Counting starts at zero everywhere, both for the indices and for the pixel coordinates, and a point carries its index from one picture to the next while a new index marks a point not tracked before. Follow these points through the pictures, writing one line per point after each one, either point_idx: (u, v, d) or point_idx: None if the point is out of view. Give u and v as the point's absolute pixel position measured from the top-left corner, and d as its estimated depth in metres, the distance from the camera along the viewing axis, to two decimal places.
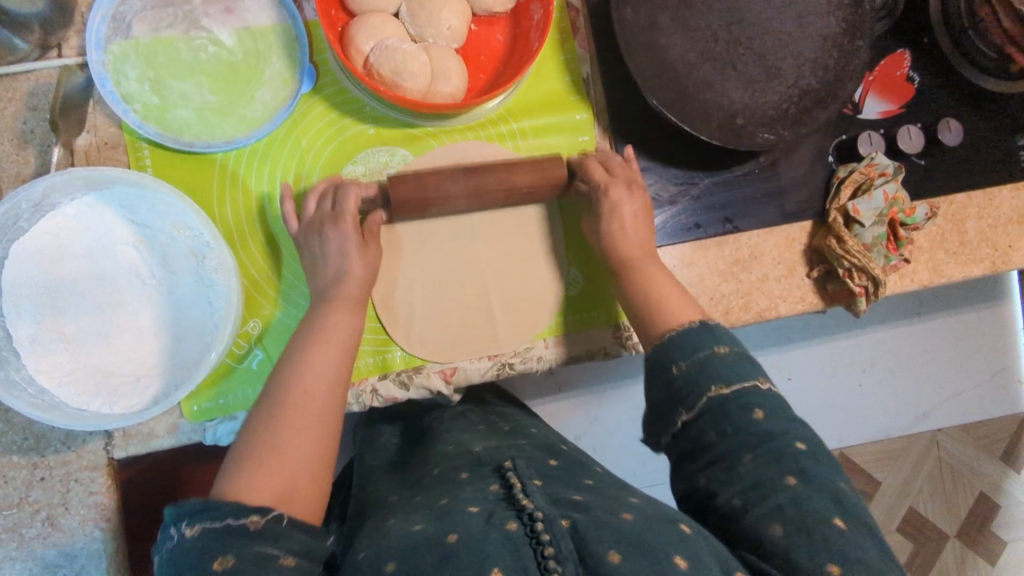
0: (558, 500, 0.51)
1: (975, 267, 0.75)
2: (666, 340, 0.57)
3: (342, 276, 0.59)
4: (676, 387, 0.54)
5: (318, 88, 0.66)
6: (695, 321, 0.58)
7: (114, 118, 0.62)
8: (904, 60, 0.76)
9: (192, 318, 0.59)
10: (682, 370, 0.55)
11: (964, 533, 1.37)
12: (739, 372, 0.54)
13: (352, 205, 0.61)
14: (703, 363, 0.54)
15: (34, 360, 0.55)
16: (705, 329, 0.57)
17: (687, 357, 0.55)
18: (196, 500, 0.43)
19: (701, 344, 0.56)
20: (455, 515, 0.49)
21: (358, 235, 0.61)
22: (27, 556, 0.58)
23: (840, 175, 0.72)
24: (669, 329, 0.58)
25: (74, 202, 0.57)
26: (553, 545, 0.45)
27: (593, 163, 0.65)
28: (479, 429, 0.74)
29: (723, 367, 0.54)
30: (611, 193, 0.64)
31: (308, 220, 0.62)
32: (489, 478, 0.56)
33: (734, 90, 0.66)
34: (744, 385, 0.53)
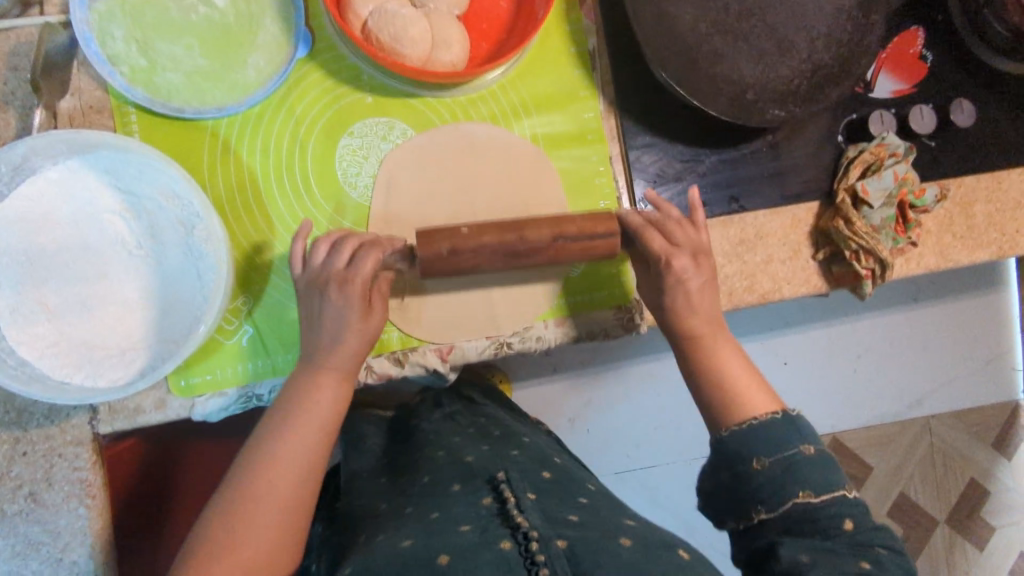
0: (553, 519, 0.50)
1: (982, 252, 0.74)
2: (750, 429, 0.55)
3: (334, 348, 0.56)
4: (757, 483, 0.52)
5: (314, 54, 0.63)
6: (778, 412, 0.56)
7: (100, 81, 0.60)
8: (915, 40, 0.74)
9: (181, 292, 0.57)
10: (763, 466, 0.53)
11: (954, 518, 1.32)
12: (824, 477, 0.52)
13: (368, 268, 0.57)
14: (788, 463, 0.52)
15: (16, 330, 0.53)
16: (789, 423, 0.54)
17: (770, 452, 0.53)
18: None
19: (786, 440, 0.54)
20: (446, 534, 0.49)
21: (362, 301, 0.57)
22: (9, 532, 0.56)
23: (850, 155, 0.71)
24: (748, 417, 0.56)
25: (57, 166, 0.54)
26: (548, 566, 0.44)
27: (653, 235, 0.60)
28: (470, 432, 0.73)
29: (808, 468, 0.52)
30: (674, 265, 0.60)
31: (309, 266, 0.58)
32: (482, 492, 0.55)
33: (746, 64, 0.64)
34: (832, 495, 0.52)
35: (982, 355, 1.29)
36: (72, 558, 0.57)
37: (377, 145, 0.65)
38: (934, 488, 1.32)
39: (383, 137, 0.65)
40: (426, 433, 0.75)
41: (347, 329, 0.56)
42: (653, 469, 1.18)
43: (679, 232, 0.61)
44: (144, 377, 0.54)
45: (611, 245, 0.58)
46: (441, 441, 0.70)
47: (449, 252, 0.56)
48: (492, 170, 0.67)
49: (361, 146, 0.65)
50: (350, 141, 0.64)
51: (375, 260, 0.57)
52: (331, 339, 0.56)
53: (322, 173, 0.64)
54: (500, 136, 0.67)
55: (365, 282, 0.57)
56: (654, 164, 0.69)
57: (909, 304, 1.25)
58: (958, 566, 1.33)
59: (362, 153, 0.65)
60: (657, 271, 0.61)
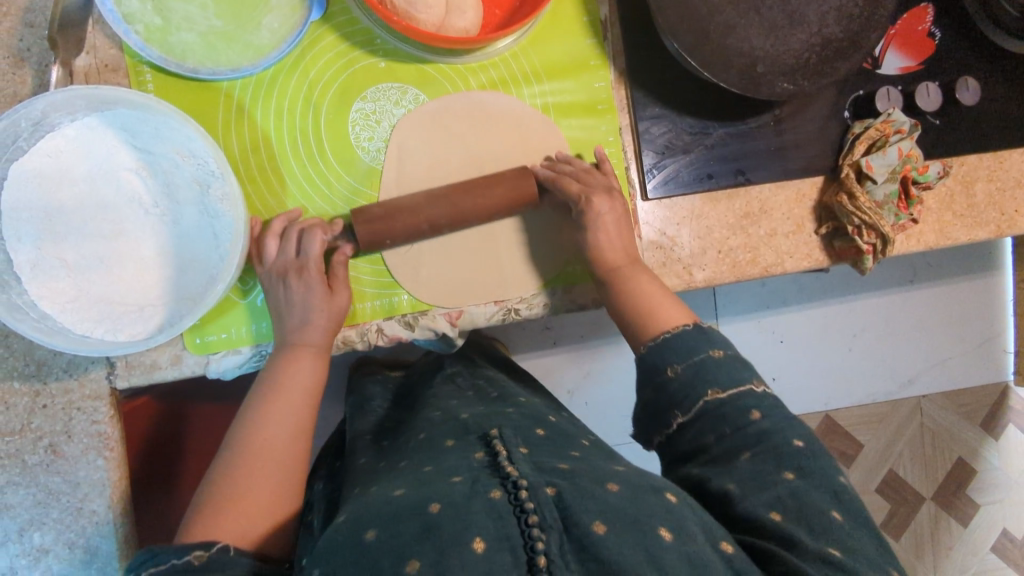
0: (543, 468, 0.51)
1: (981, 231, 0.75)
2: (662, 341, 0.58)
3: (307, 327, 0.59)
4: (672, 389, 0.56)
5: (329, 17, 0.64)
6: (691, 324, 0.59)
7: (115, 40, 0.60)
8: (925, 16, 0.75)
9: (197, 249, 0.58)
10: (677, 372, 0.56)
11: (940, 496, 1.36)
12: (733, 376, 0.56)
13: (318, 249, 0.60)
14: (698, 367, 0.56)
15: (35, 284, 0.54)
16: (700, 332, 0.58)
17: (682, 359, 0.56)
18: (142, 552, 0.46)
19: (696, 348, 0.57)
20: (438, 484, 0.49)
21: (323, 283, 0.60)
22: (31, 483, 0.57)
23: (856, 132, 0.71)
24: (664, 330, 0.59)
25: (75, 122, 0.55)
26: (537, 513, 0.45)
27: (568, 180, 0.65)
28: (467, 395, 0.75)
29: (716, 370, 0.56)
30: (592, 203, 0.64)
31: (268, 264, 0.61)
32: (474, 447, 0.56)
33: (757, 36, 0.64)
34: (739, 389, 0.55)
35: (975, 337, 1.31)
36: (91, 508, 0.58)
37: (389, 110, 0.66)
38: (922, 466, 1.35)
39: (396, 102, 0.66)
40: (428, 397, 0.77)
41: (313, 308, 0.59)
42: None
43: (594, 180, 0.66)
44: (164, 332, 0.56)
45: (530, 193, 0.64)
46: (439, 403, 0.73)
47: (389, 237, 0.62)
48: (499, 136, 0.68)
49: (374, 110, 0.65)
50: (363, 105, 0.65)
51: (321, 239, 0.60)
52: (300, 320, 0.59)
53: (335, 137, 0.64)
54: (510, 104, 0.68)
55: (319, 262, 0.60)
56: (663, 136, 0.70)
57: (905, 284, 1.27)
58: (941, 541, 1.36)
59: (375, 117, 0.65)
60: (580, 211, 0.64)
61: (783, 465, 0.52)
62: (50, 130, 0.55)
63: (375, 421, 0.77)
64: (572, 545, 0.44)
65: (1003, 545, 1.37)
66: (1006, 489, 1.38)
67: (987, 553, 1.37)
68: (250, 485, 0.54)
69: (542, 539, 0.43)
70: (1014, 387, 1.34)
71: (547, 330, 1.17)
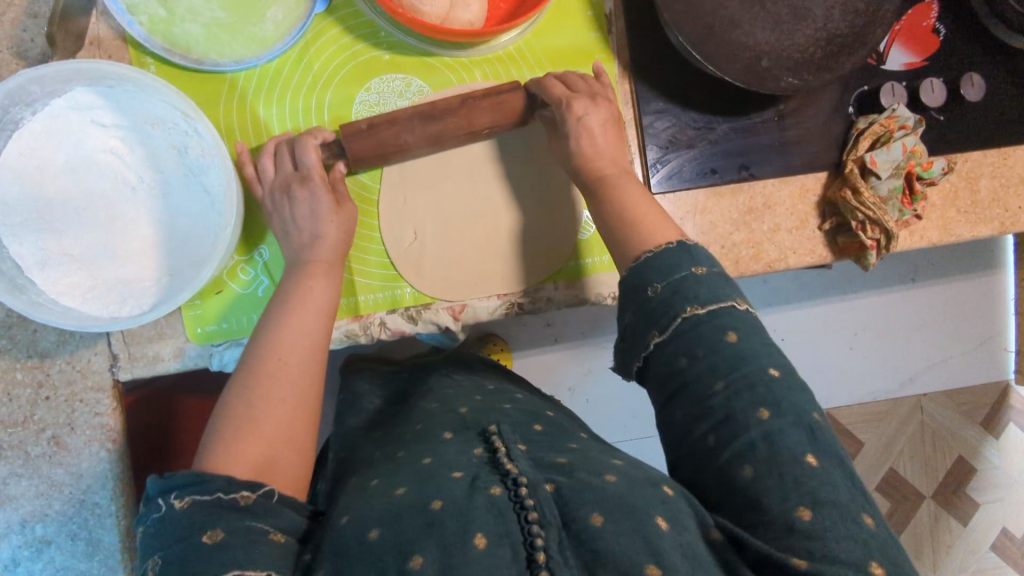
0: (542, 465, 0.51)
1: (984, 228, 0.75)
2: (643, 261, 0.55)
3: (317, 240, 0.58)
4: (652, 309, 0.53)
5: (333, 9, 0.63)
6: (673, 242, 0.56)
7: (119, 31, 0.60)
8: (930, 11, 0.75)
9: (194, 212, 0.57)
10: (657, 292, 0.54)
11: (940, 494, 1.36)
12: (714, 293, 0.53)
13: (314, 158, 0.60)
14: (678, 286, 0.53)
15: (49, 283, 0.54)
16: (681, 249, 0.55)
17: (662, 278, 0.54)
18: (187, 473, 0.45)
19: (677, 266, 0.54)
20: (438, 480, 0.49)
21: (327, 187, 0.60)
22: (34, 474, 0.57)
23: (860, 127, 0.71)
24: (645, 250, 0.56)
25: (36, 114, 0.53)
26: (537, 510, 0.45)
27: (553, 82, 0.63)
28: (464, 387, 0.76)
29: (697, 287, 0.53)
30: (574, 106, 0.61)
31: (267, 183, 0.60)
32: (473, 443, 0.56)
33: (761, 31, 0.64)
34: (720, 306, 0.53)
35: (976, 335, 1.31)
36: (94, 500, 0.58)
37: (393, 102, 0.65)
38: (923, 463, 1.35)
39: (400, 95, 0.65)
40: (424, 390, 0.77)
41: (319, 217, 0.59)
42: (649, 439, 1.21)
43: (582, 87, 0.63)
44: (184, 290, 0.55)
45: (517, 104, 0.62)
46: (437, 396, 0.73)
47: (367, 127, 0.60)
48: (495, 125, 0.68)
49: (378, 102, 0.65)
50: (367, 97, 0.65)
51: (315, 147, 0.60)
52: (307, 229, 0.59)
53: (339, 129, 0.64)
54: None
55: (320, 171, 0.60)
56: (666, 130, 0.70)
57: (906, 281, 1.27)
58: (941, 539, 1.36)
59: (379, 109, 0.65)
60: (561, 115, 0.62)
61: (757, 401, 0.50)
62: (19, 126, 0.53)
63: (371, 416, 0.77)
64: (570, 539, 0.44)
65: (1002, 544, 1.37)
66: (1006, 488, 1.38)
67: (986, 551, 1.37)
68: (268, 414, 0.51)
69: (541, 535, 0.44)
70: (1015, 386, 1.35)
71: (548, 326, 1.17)
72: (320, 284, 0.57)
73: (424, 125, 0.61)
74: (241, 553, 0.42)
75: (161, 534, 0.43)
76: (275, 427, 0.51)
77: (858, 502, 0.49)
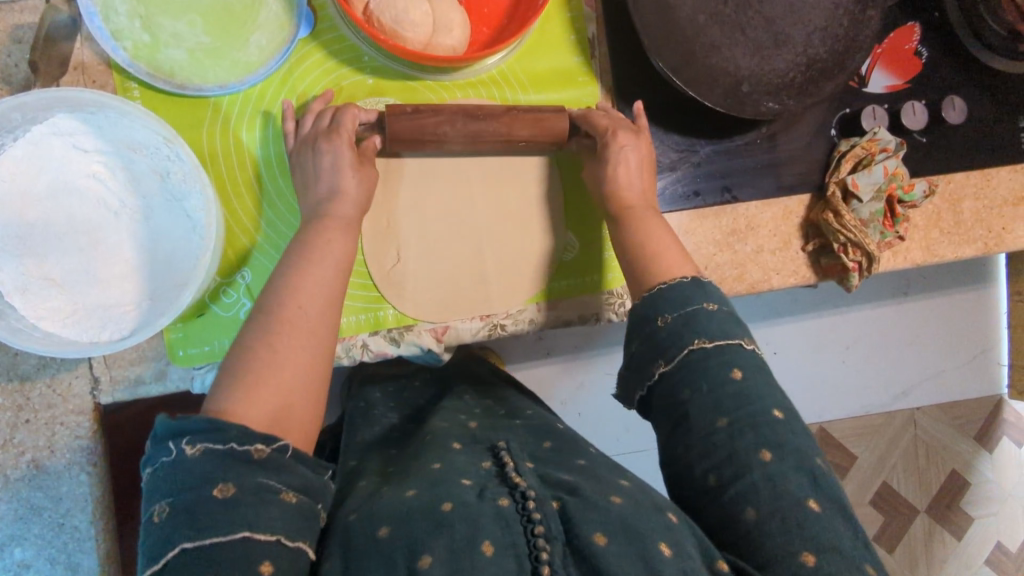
0: (549, 482, 0.51)
1: (968, 248, 0.75)
2: (656, 292, 0.58)
3: (334, 195, 0.59)
4: (660, 338, 0.57)
5: (317, 34, 0.64)
6: (688, 277, 0.60)
7: (102, 56, 0.60)
8: (913, 35, 0.75)
9: (176, 237, 0.58)
10: (667, 321, 0.57)
11: (933, 508, 1.36)
12: (724, 330, 0.57)
13: (349, 123, 0.60)
14: (690, 317, 0.57)
15: (32, 308, 0.54)
16: (697, 284, 0.58)
17: (674, 309, 0.57)
18: (200, 419, 0.44)
19: (691, 299, 0.57)
20: (449, 485, 0.49)
21: (353, 152, 0.60)
22: (12, 497, 0.57)
23: (840, 150, 0.72)
24: (658, 282, 0.59)
25: (18, 141, 0.54)
26: (543, 523, 0.46)
27: (597, 115, 0.66)
28: (475, 410, 0.76)
29: (710, 323, 0.56)
30: (618, 135, 0.64)
31: (302, 133, 0.61)
32: (483, 455, 0.57)
33: (742, 56, 0.65)
34: (727, 342, 0.56)
35: (967, 350, 1.31)
36: (74, 523, 0.59)
37: None
38: (915, 477, 1.35)
39: None
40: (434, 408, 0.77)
41: (339, 172, 0.59)
42: (639, 453, 1.22)
43: (622, 121, 0.66)
44: (166, 313, 0.55)
45: (562, 128, 0.64)
46: (445, 413, 0.74)
47: (414, 115, 0.60)
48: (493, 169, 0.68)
49: None
50: None
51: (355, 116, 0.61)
52: (329, 184, 0.59)
53: None
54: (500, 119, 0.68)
55: (349, 134, 0.60)
56: None
57: (897, 296, 1.27)
58: (935, 553, 1.36)
59: None
60: (603, 142, 0.64)
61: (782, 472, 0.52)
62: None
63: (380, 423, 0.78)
64: (575, 560, 0.45)
65: (994, 558, 1.38)
66: (999, 502, 1.38)
67: (980, 565, 1.37)
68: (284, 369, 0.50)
69: (546, 549, 0.44)
70: (1007, 400, 1.35)
71: (540, 340, 1.17)
72: (339, 239, 0.57)
73: (466, 124, 0.62)
74: (252, 515, 0.42)
75: (166, 479, 0.43)
76: (293, 374, 0.50)
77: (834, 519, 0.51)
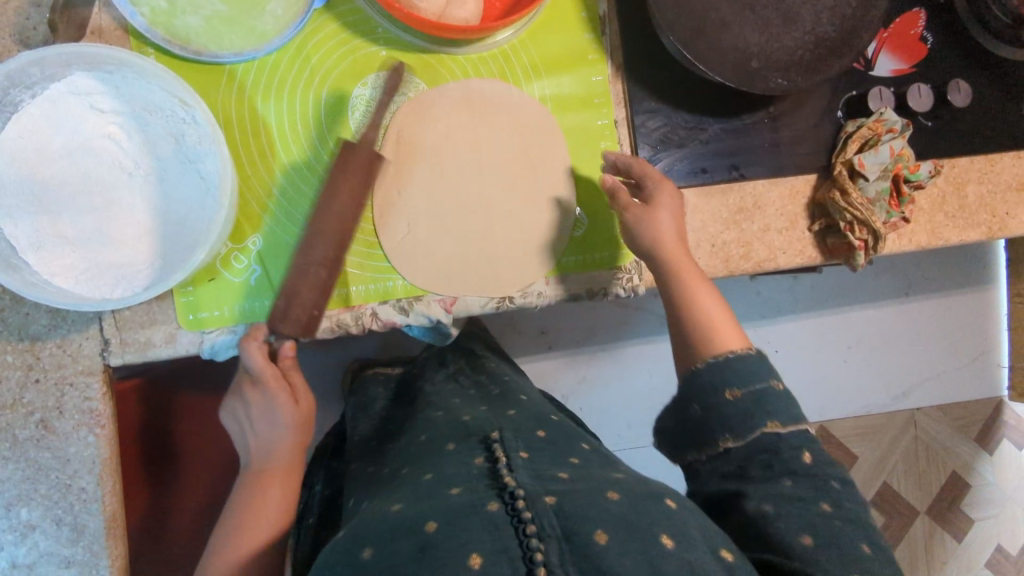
0: (541, 476, 0.51)
1: (972, 232, 0.76)
2: (724, 361, 0.59)
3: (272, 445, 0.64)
4: (728, 413, 0.57)
5: (332, 5, 0.65)
6: (750, 348, 0.61)
7: (120, 21, 0.61)
8: (918, 20, 0.76)
9: (189, 200, 0.58)
10: (736, 396, 0.57)
11: (934, 509, 1.36)
12: (791, 412, 0.58)
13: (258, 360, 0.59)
14: (759, 395, 0.57)
15: (45, 264, 0.54)
16: (761, 358, 0.60)
17: (743, 384, 0.58)
18: None
19: (758, 374, 0.58)
20: (436, 497, 0.49)
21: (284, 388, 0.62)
22: (20, 458, 0.57)
23: (848, 130, 0.72)
24: (721, 351, 0.60)
25: (36, 99, 0.54)
26: (535, 523, 0.44)
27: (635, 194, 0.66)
28: (469, 394, 0.77)
29: (777, 402, 0.58)
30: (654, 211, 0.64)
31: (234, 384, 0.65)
32: (475, 451, 0.56)
33: (751, 33, 0.66)
34: (797, 428, 0.57)
35: (969, 349, 1.31)
36: (80, 485, 0.58)
37: (390, 97, 0.67)
38: (915, 477, 1.35)
39: (397, 90, 0.67)
40: (428, 393, 0.79)
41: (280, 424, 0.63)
42: (643, 449, 1.21)
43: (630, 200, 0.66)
44: (178, 271, 0.56)
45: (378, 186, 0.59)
46: (442, 405, 0.72)
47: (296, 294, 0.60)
48: (510, 151, 0.69)
49: (374, 97, 0.66)
50: (363, 91, 0.66)
51: (259, 347, 0.59)
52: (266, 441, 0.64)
53: (336, 123, 0.65)
54: (512, 96, 0.69)
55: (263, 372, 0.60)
56: (658, 129, 0.71)
57: (899, 296, 1.28)
58: (936, 555, 1.36)
59: (375, 104, 0.66)
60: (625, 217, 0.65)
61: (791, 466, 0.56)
62: (17, 108, 0.55)
63: (375, 422, 0.79)
64: (572, 555, 0.43)
65: (994, 560, 1.37)
66: (998, 505, 1.38)
67: (979, 568, 1.37)
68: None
69: (541, 549, 0.43)
70: (1008, 402, 1.34)
71: (542, 334, 1.17)
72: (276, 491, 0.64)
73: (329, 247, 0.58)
74: None
75: None
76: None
77: None
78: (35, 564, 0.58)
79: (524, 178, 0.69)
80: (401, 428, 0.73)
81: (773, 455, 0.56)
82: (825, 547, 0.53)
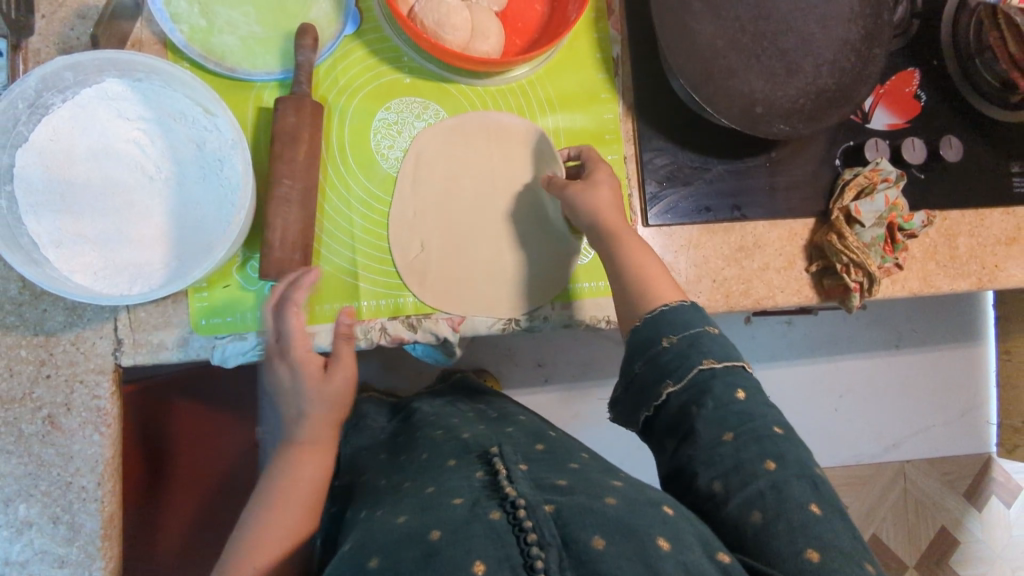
0: (541, 485, 0.51)
1: (962, 282, 0.79)
2: (658, 314, 0.59)
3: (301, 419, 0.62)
4: (665, 360, 0.58)
5: (361, 33, 0.68)
6: (686, 301, 0.61)
7: (159, 36, 0.64)
8: (912, 79, 0.81)
9: (207, 204, 0.60)
10: (671, 342, 0.58)
11: (921, 564, 1.36)
12: (726, 352, 0.59)
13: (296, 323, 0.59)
14: (693, 338, 0.58)
15: (65, 262, 0.56)
16: (696, 308, 0.60)
17: (677, 330, 0.58)
18: None
19: (692, 322, 0.59)
20: (440, 507, 0.48)
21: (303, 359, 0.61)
22: (24, 452, 0.58)
23: (845, 178, 0.76)
24: (659, 304, 0.61)
25: (67, 102, 0.57)
26: (535, 531, 0.44)
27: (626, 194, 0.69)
28: (467, 416, 0.76)
29: (710, 343, 0.58)
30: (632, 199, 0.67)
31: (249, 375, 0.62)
32: (475, 465, 0.55)
33: (756, 80, 0.69)
34: (730, 363, 0.58)
35: (958, 402, 1.33)
36: (81, 483, 0.59)
37: (410, 122, 0.70)
38: (904, 530, 1.35)
39: (417, 116, 0.70)
40: (427, 413, 0.78)
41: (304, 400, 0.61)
42: None
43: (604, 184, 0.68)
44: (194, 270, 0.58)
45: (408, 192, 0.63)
46: (440, 425, 0.72)
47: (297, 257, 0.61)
48: (519, 176, 0.72)
49: (396, 121, 0.69)
50: (386, 115, 0.69)
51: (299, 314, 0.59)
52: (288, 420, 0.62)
53: (358, 143, 0.68)
54: (527, 127, 0.72)
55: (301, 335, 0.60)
56: (665, 166, 0.74)
57: (890, 347, 1.30)
58: None
59: (396, 128, 0.69)
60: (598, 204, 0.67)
61: (764, 453, 0.54)
62: (48, 111, 0.57)
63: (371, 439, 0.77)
64: (570, 560, 0.44)
65: None
66: (986, 563, 1.39)
67: None
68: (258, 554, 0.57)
69: (541, 557, 0.43)
70: (997, 458, 1.36)
71: (538, 367, 1.18)
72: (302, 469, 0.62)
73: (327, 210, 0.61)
74: None
75: None
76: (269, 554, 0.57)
77: (857, 547, 0.51)
78: (27, 562, 0.57)
79: (532, 203, 0.72)
80: (397, 445, 0.71)
81: (709, 392, 0.56)
82: (774, 518, 0.51)
